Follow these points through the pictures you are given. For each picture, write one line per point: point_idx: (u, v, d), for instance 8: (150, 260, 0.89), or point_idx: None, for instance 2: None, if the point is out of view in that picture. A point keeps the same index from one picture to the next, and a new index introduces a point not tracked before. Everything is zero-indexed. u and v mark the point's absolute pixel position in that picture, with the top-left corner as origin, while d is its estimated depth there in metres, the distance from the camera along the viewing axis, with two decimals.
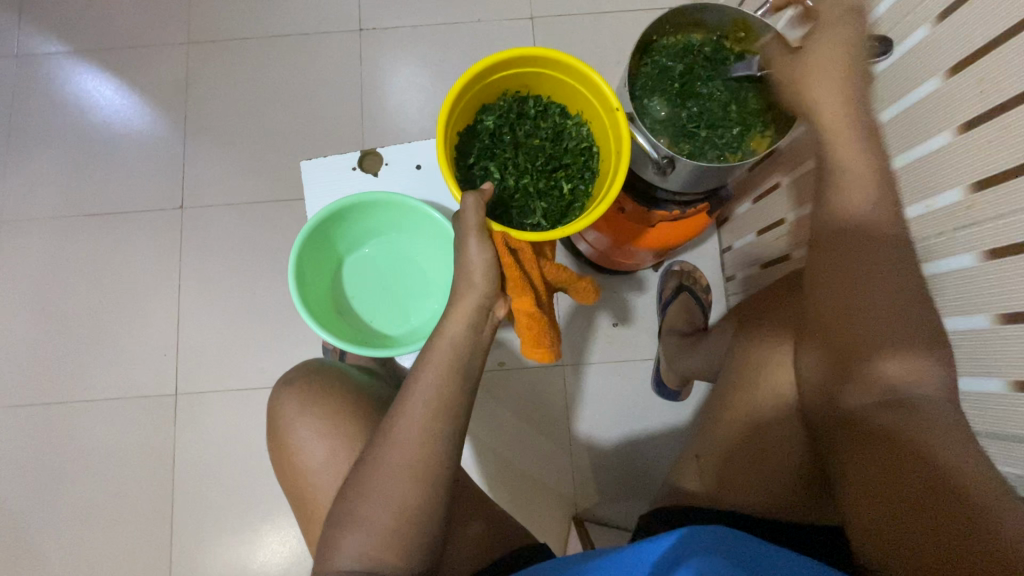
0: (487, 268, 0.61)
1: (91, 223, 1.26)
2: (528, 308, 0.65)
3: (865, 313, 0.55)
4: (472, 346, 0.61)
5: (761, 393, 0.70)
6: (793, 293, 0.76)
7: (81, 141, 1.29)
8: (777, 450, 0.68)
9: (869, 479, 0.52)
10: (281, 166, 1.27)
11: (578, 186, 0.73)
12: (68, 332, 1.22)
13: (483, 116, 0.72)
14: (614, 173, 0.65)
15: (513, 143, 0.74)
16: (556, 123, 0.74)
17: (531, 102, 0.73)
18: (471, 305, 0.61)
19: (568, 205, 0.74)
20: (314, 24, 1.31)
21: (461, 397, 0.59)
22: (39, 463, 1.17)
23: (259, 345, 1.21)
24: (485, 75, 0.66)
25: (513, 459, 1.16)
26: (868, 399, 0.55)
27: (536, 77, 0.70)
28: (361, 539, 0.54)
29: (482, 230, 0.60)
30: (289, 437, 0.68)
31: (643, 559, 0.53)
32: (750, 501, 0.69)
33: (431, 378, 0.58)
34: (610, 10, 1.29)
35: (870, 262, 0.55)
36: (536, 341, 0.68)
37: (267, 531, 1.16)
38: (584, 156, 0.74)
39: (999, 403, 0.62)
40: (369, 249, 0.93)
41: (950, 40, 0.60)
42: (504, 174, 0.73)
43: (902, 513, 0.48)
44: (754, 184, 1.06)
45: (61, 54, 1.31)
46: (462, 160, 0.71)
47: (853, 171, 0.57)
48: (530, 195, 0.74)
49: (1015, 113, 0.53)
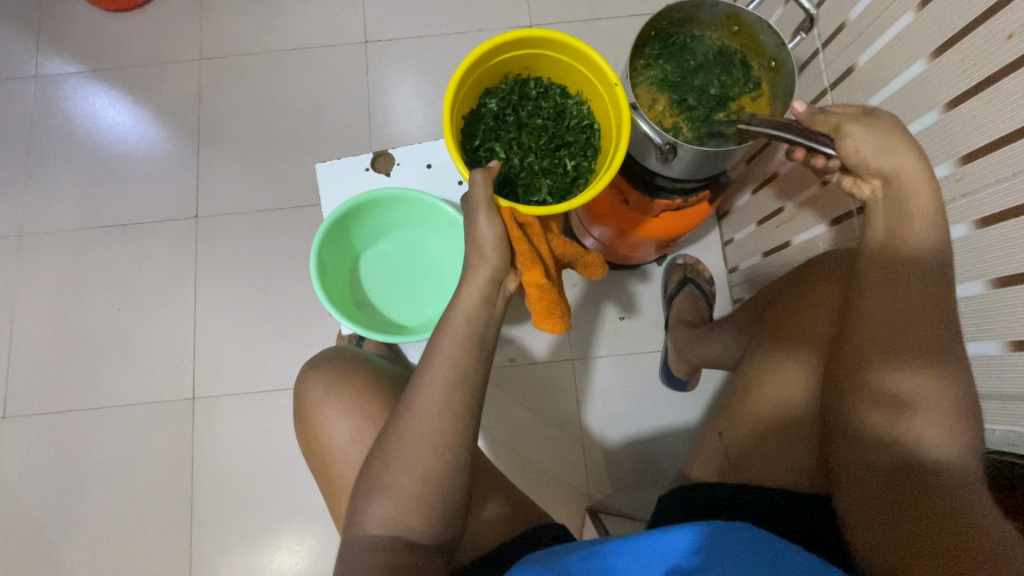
0: (498, 241, 0.64)
1: (108, 235, 1.29)
2: (539, 280, 0.69)
3: (898, 341, 0.57)
4: (486, 320, 0.63)
5: (786, 398, 0.72)
6: (810, 282, 0.77)
7: (98, 157, 1.33)
8: (790, 452, 0.69)
9: (894, 511, 0.55)
10: (293, 174, 1.31)
11: (581, 163, 0.77)
12: (87, 341, 1.25)
13: (487, 99, 0.75)
14: (615, 147, 0.68)
15: (517, 124, 0.78)
16: (557, 103, 0.78)
17: (532, 84, 0.77)
18: (483, 278, 0.64)
19: (572, 181, 0.77)
20: (322, 38, 1.36)
21: (478, 368, 0.61)
22: (59, 470, 1.19)
23: (274, 347, 1.24)
24: (488, 58, 0.69)
25: (526, 452, 1.18)
26: (882, 442, 0.57)
27: (537, 58, 0.73)
28: (388, 505, 0.57)
29: (491, 205, 0.63)
30: (315, 417, 0.70)
31: (668, 555, 0.53)
32: (767, 480, 0.70)
33: (448, 349, 0.61)
34: (606, 16, 1.33)
35: (908, 292, 0.57)
36: (549, 312, 0.73)
37: (285, 532, 1.18)
38: (586, 134, 0.77)
39: (998, 365, 0.65)
40: (383, 245, 0.96)
41: (930, 26, 0.63)
42: (509, 154, 0.77)
43: (917, 548, 0.52)
44: (753, 176, 1.09)
45: (77, 75, 1.36)
46: (468, 142, 0.75)
47: (920, 205, 0.58)
48: (536, 173, 0.78)
49: (1000, 84, 0.56)
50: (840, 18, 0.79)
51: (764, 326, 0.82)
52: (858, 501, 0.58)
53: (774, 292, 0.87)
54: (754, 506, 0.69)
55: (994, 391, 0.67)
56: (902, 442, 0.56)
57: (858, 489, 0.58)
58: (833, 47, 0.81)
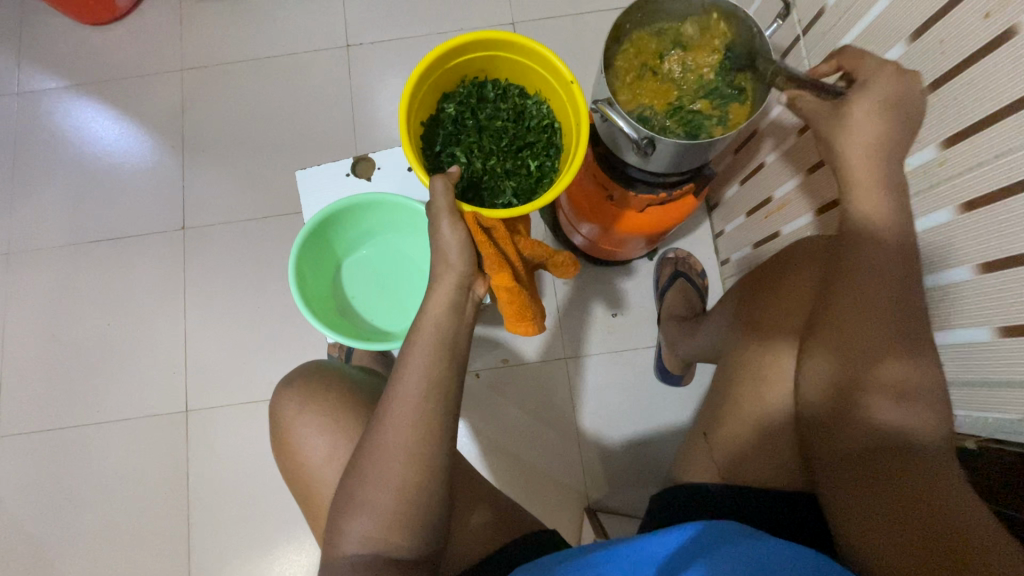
0: (462, 246, 0.64)
1: (96, 250, 1.29)
2: (507, 283, 0.68)
3: (866, 321, 0.56)
4: (456, 325, 0.64)
5: (761, 403, 0.69)
6: (784, 270, 0.76)
7: (83, 172, 1.32)
8: (773, 448, 0.68)
9: (879, 498, 0.53)
10: (278, 183, 1.30)
11: (545, 162, 0.79)
12: (78, 357, 1.24)
13: (445, 104, 0.76)
14: (576, 145, 0.70)
15: (477, 127, 0.79)
16: (517, 104, 0.79)
17: (490, 86, 0.78)
18: (450, 284, 0.64)
19: (537, 180, 0.79)
20: (304, 44, 1.35)
21: (451, 376, 0.61)
22: (56, 487, 1.19)
23: (265, 357, 1.23)
24: (443, 61, 0.70)
25: (522, 454, 1.17)
26: (858, 429, 0.56)
27: (492, 60, 0.74)
28: (365, 522, 0.57)
29: (453, 211, 0.63)
30: (291, 434, 0.72)
31: (652, 558, 0.53)
32: (757, 479, 0.69)
33: (418, 357, 0.61)
34: (589, 10, 1.32)
35: (877, 273, 0.56)
36: (520, 314, 0.73)
37: (284, 542, 1.17)
38: (548, 133, 0.79)
39: (989, 351, 0.64)
40: (365, 250, 0.96)
41: (907, 7, 0.62)
42: (471, 157, 0.78)
43: (907, 537, 0.49)
44: (740, 165, 1.07)
45: (60, 89, 1.35)
46: (430, 148, 0.76)
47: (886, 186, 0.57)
48: (500, 175, 0.79)
49: (976, 67, 0.55)
50: (819, 4, 0.77)
51: (740, 317, 0.82)
52: (839, 494, 0.56)
53: (745, 283, 0.86)
54: (745, 506, 0.68)
55: (984, 378, 0.66)
56: (881, 429, 0.55)
57: (839, 482, 0.57)
58: (813, 33, 0.79)
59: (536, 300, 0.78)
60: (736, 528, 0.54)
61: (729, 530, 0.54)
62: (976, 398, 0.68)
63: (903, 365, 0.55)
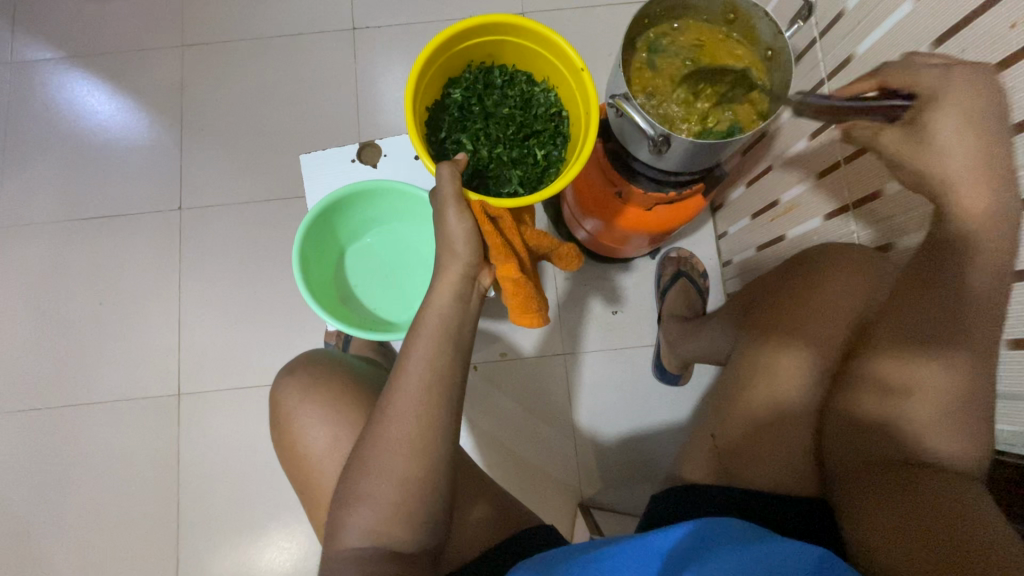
0: (469, 236, 0.63)
1: (89, 228, 1.26)
2: (512, 274, 0.68)
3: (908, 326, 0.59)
4: (461, 316, 0.63)
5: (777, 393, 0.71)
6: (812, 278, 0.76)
7: (78, 146, 1.29)
8: (791, 449, 0.69)
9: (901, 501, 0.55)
10: (278, 166, 1.28)
11: (551, 151, 0.78)
12: (69, 336, 1.22)
13: (450, 90, 0.75)
14: (585, 135, 0.70)
15: (483, 113, 0.78)
16: (524, 91, 0.78)
17: (497, 72, 0.77)
18: (455, 275, 0.64)
19: (542, 170, 0.78)
20: (309, 25, 1.32)
21: (454, 368, 0.61)
22: (43, 467, 1.17)
23: (260, 341, 1.22)
24: (451, 46, 0.69)
25: (517, 448, 1.16)
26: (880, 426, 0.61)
27: (500, 45, 0.73)
28: (367, 515, 0.56)
29: (459, 200, 0.62)
30: (290, 424, 0.71)
31: (657, 549, 0.53)
32: (773, 482, 0.68)
33: (422, 349, 0.60)
34: (600, 2, 1.30)
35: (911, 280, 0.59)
36: (524, 307, 0.72)
37: (275, 529, 1.16)
38: (554, 122, 0.78)
39: (999, 362, 0.64)
40: (369, 238, 0.95)
41: (930, 14, 0.62)
42: (476, 145, 0.77)
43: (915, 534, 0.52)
44: (747, 166, 1.07)
45: (54, 61, 1.31)
46: (434, 134, 0.75)
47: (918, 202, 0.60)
48: (506, 164, 0.78)
49: (1000, 76, 0.55)
50: (838, 6, 0.76)
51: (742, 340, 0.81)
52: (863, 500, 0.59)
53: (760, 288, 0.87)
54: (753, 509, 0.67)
55: (994, 389, 0.66)
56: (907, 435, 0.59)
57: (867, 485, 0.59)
58: (831, 36, 0.79)
59: (540, 292, 0.77)
60: (735, 532, 0.53)
61: (740, 526, 0.54)
62: (988, 407, 0.68)
63: (930, 375, 0.58)
